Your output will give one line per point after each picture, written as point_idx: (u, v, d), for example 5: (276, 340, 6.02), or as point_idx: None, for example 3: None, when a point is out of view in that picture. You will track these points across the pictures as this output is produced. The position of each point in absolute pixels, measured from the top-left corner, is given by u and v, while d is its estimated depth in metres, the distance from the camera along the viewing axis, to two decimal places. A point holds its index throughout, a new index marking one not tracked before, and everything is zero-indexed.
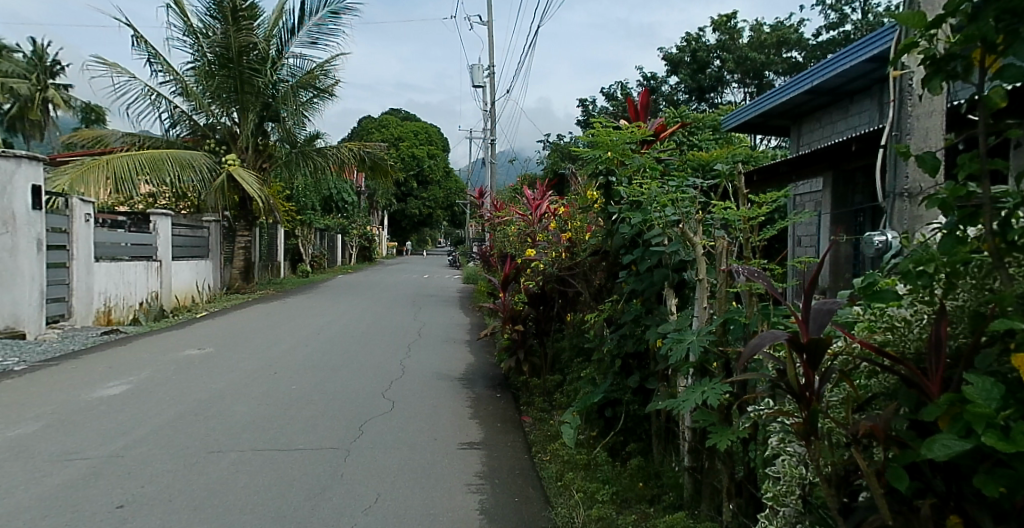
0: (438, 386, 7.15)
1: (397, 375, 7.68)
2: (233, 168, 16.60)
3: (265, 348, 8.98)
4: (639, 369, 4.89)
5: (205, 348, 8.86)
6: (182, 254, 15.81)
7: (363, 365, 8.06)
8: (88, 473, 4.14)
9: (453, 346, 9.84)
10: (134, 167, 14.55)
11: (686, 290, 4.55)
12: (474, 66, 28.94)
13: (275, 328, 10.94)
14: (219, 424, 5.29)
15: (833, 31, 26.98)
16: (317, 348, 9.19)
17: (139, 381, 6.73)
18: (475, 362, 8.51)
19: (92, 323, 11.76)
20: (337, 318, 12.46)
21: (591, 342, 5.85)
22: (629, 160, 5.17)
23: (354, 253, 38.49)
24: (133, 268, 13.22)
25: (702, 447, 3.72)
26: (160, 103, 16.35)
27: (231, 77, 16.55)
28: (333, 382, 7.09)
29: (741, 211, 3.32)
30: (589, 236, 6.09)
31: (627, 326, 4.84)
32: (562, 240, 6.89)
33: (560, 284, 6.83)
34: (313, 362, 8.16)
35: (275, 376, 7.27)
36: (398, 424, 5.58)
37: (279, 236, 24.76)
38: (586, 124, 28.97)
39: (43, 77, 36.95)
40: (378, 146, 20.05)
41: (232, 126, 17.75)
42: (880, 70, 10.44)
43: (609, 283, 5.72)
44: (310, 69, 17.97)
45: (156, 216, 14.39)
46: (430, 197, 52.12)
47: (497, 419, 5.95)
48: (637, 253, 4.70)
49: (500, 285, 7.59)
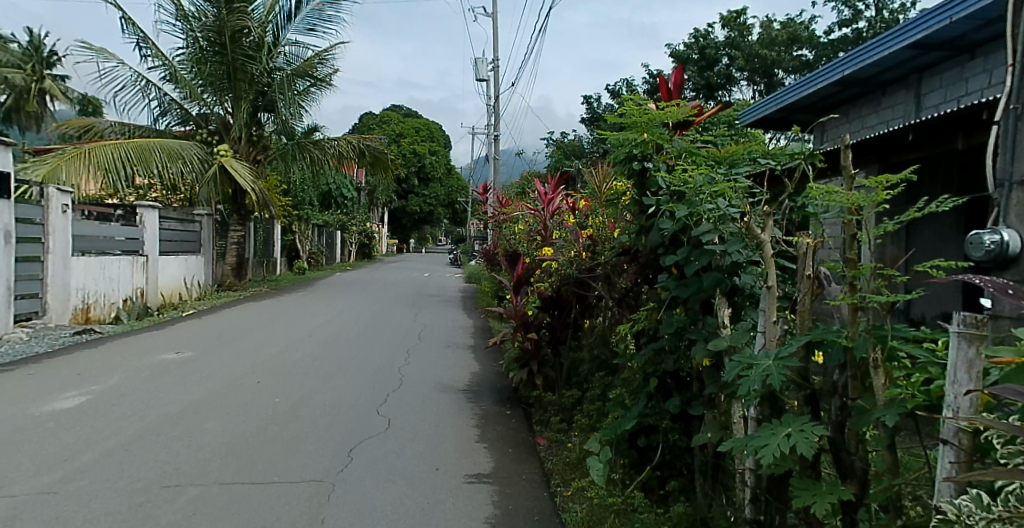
0: (441, 400, 6.41)
1: (395, 385, 6.94)
2: (226, 159, 15.82)
3: (251, 353, 8.22)
4: (679, 391, 4.17)
5: (184, 352, 8.08)
6: (170, 248, 15.00)
7: (358, 375, 7.31)
8: (8, 516, 3.37)
9: (457, 352, 9.08)
10: (121, 157, 13.80)
11: (739, 298, 3.82)
12: (477, 60, 28.20)
13: (264, 329, 10.17)
14: (182, 447, 4.53)
15: (847, 28, 26.19)
16: (308, 353, 8.42)
17: (102, 391, 5.95)
18: (481, 372, 7.74)
19: (68, 322, 10.97)
20: (333, 319, 11.69)
21: (620, 356, 5.09)
22: (668, 145, 4.47)
23: (352, 250, 37.72)
24: (118, 264, 12.49)
25: (774, 499, 2.97)
26: (150, 91, 15.59)
27: (223, 64, 15.82)
28: (322, 395, 6.31)
29: (846, 194, 2.33)
30: (617, 232, 5.35)
31: (667, 339, 4.09)
32: (581, 238, 6.16)
33: (580, 287, 6.10)
34: (303, 369, 7.41)
35: (258, 386, 6.50)
36: (394, 449, 4.81)
37: (276, 231, 24.01)
38: (592, 121, 28.26)
39: (37, 67, 36.09)
40: (378, 139, 19.35)
41: (225, 116, 16.99)
42: (919, 58, 9.67)
43: (639, 287, 5.03)
44: (307, 57, 17.26)
45: (144, 209, 13.70)
46: (431, 194, 51.42)
47: (509, 443, 5.20)
48: (681, 254, 3.89)
49: (512, 288, 6.85)
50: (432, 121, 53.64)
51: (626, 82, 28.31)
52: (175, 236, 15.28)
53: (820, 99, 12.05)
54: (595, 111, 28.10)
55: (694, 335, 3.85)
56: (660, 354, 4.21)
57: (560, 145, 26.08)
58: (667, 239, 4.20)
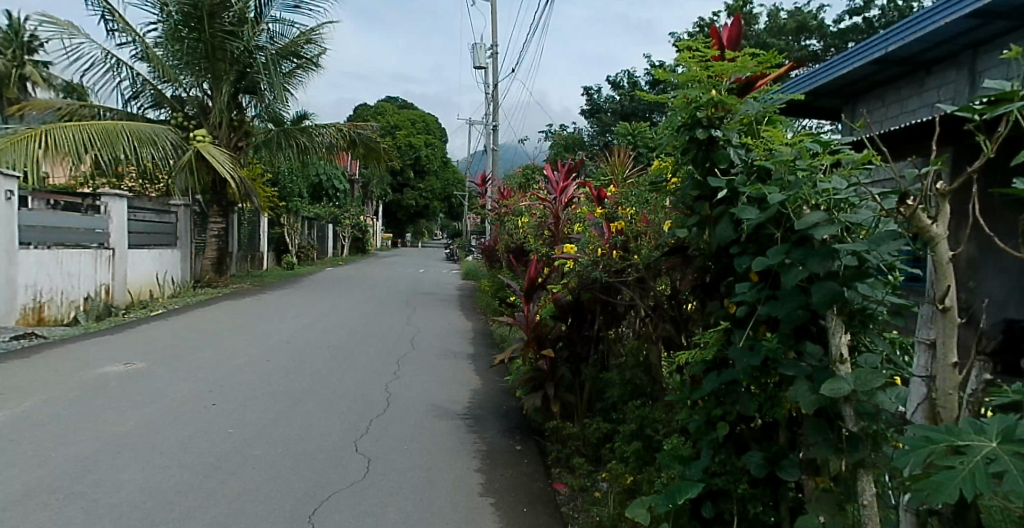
0: (436, 430, 5.30)
1: (381, 409, 5.82)
2: (202, 144, 14.70)
3: (214, 365, 7.07)
4: (761, 447, 3.07)
5: (134, 363, 6.91)
6: (142, 241, 13.81)
7: (337, 393, 6.20)
8: None
9: (454, 363, 7.95)
10: (83, 142, 12.57)
11: (858, 319, 2.69)
12: (474, 46, 26.87)
13: (237, 335, 9.00)
14: (81, 516, 3.40)
15: (856, 17, 25.06)
16: (282, 366, 7.28)
17: (10, 420, 4.80)
18: (483, 390, 6.62)
19: (15, 323, 9.82)
20: (315, 322, 10.53)
21: (669, 387, 3.98)
22: (740, 107, 3.33)
23: (346, 245, 36.46)
24: (77, 257, 11.31)
25: None
26: (121, 70, 14.34)
27: (201, 41, 14.60)
28: (288, 422, 5.19)
29: None
30: (664, 225, 4.23)
31: (744, 373, 2.96)
32: (606, 234, 5.05)
33: (606, 293, 4.99)
34: (271, 387, 6.27)
35: (210, 410, 5.35)
36: (371, 511, 3.73)
37: (263, 224, 22.81)
38: (592, 113, 27.10)
39: (19, 53, 34.52)
40: (370, 126, 18.11)
41: (204, 99, 15.79)
42: (977, 31, 8.50)
43: (691, 297, 3.93)
44: (293, 37, 16.13)
45: (109, 199, 12.26)
46: (427, 188, 50.12)
47: (523, 501, 4.08)
48: (774, 255, 2.74)
49: (524, 294, 5.67)
50: (428, 113, 52.38)
51: (628, 72, 27.07)
52: (145, 228, 13.96)
53: (854, 80, 10.87)
54: (595, 102, 26.94)
55: (791, 370, 2.71)
56: (736, 391, 3.09)
57: (561, 136, 24.90)
58: (742, 236, 3.08)
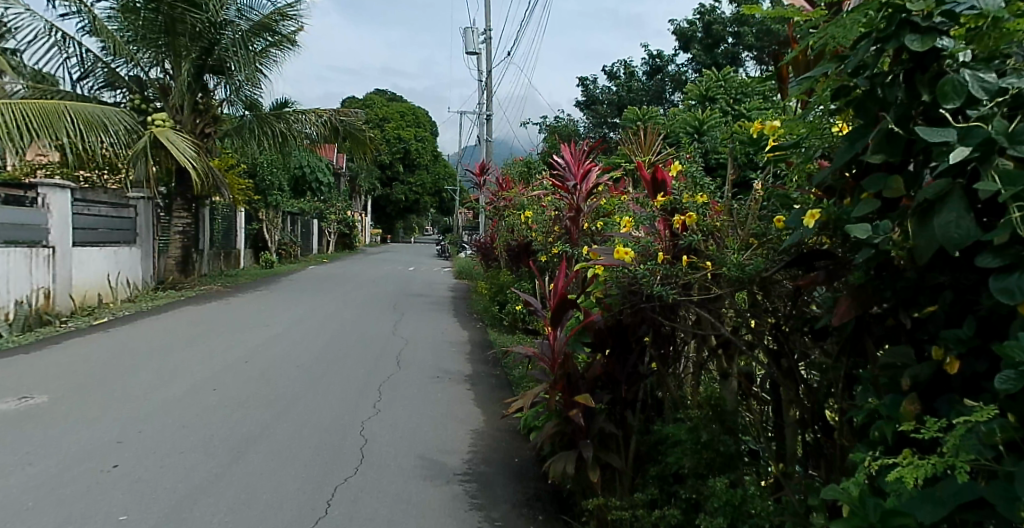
0: (423, 506, 3.83)
1: (353, 465, 4.35)
2: (162, 130, 13.22)
3: (139, 397, 5.57)
4: None
5: (34, 397, 5.40)
6: (93, 238, 12.21)
7: (294, 441, 4.73)
8: None
9: (450, 389, 6.50)
10: (27, 125, 10.81)
11: None
12: (467, 30, 25.35)
13: (187, 351, 7.51)
14: None
15: None
16: (231, 396, 5.80)
17: None
18: (485, 433, 5.15)
19: None
20: (285, 333, 9.06)
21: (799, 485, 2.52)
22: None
23: (332, 241, 34.81)
24: (2, 258, 9.69)
25: None
26: (68, 47, 12.73)
27: (159, 13, 12.97)
28: (211, 499, 3.71)
29: None
30: (778, 220, 2.74)
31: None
32: (663, 233, 3.49)
33: (665, 315, 3.51)
34: (207, 433, 4.79)
35: (105, 481, 3.86)
36: None
37: (240, 220, 21.26)
38: (588, 104, 25.67)
39: None
40: (355, 112, 16.52)
41: (165, 80, 14.27)
42: None
43: (835, 333, 2.47)
44: (267, 13, 14.47)
45: (48, 190, 10.59)
46: (417, 182, 48.40)
47: None
48: None
49: (550, 316, 4.14)
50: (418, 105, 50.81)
51: (626, 62, 25.56)
52: (100, 224, 12.44)
53: None
54: (593, 93, 25.49)
55: None
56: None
57: (558, 127, 23.50)
58: (1011, 234, 1.58)
